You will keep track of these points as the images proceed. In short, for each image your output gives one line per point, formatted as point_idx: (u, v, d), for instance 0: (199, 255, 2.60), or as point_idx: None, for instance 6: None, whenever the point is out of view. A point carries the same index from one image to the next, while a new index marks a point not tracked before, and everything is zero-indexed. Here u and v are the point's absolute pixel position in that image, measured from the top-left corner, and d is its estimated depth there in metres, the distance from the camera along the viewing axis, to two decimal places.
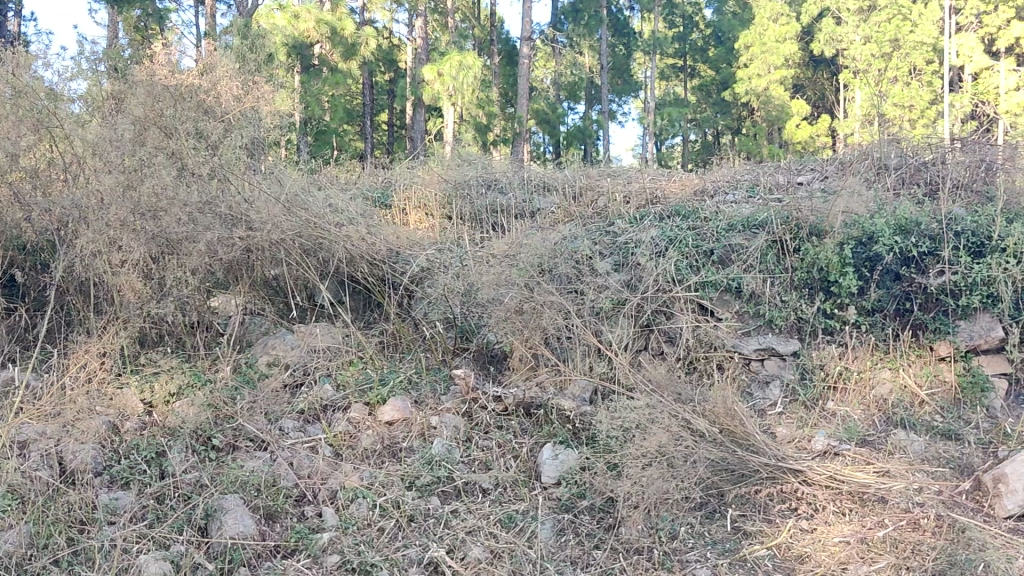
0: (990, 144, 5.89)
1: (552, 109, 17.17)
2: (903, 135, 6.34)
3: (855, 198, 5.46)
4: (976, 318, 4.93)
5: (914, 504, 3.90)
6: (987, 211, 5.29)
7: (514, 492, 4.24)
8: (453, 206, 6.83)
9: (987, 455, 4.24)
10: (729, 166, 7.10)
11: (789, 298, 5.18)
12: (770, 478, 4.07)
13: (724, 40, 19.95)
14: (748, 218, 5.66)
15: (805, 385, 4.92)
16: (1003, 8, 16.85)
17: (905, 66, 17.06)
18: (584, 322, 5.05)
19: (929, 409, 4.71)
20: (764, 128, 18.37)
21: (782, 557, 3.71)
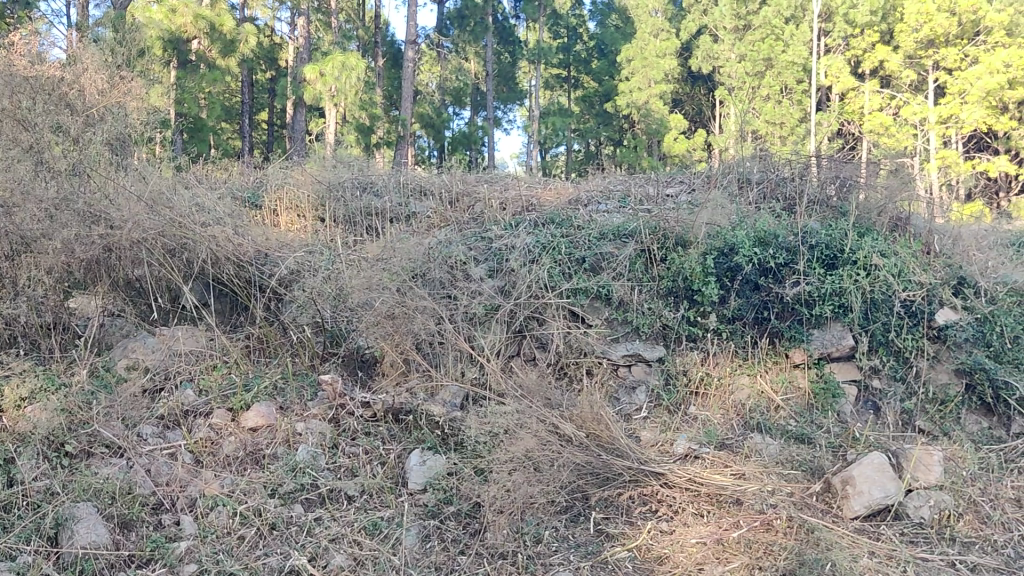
0: (847, 162, 6.16)
1: (437, 114, 17.08)
2: (767, 152, 6.55)
3: (718, 210, 5.63)
4: (828, 327, 5.13)
5: (768, 506, 4.01)
6: (840, 225, 5.53)
7: (379, 499, 4.18)
8: (326, 208, 6.73)
9: (837, 458, 4.37)
10: (603, 176, 7.21)
11: (655, 304, 5.30)
12: (632, 480, 4.16)
13: (607, 53, 20.46)
14: (618, 227, 5.76)
15: (670, 390, 5.02)
16: (869, 33, 17.33)
17: (777, 85, 17.83)
18: (456, 328, 5.02)
19: (784, 413, 4.86)
20: (643, 139, 18.77)
21: (641, 558, 3.77)
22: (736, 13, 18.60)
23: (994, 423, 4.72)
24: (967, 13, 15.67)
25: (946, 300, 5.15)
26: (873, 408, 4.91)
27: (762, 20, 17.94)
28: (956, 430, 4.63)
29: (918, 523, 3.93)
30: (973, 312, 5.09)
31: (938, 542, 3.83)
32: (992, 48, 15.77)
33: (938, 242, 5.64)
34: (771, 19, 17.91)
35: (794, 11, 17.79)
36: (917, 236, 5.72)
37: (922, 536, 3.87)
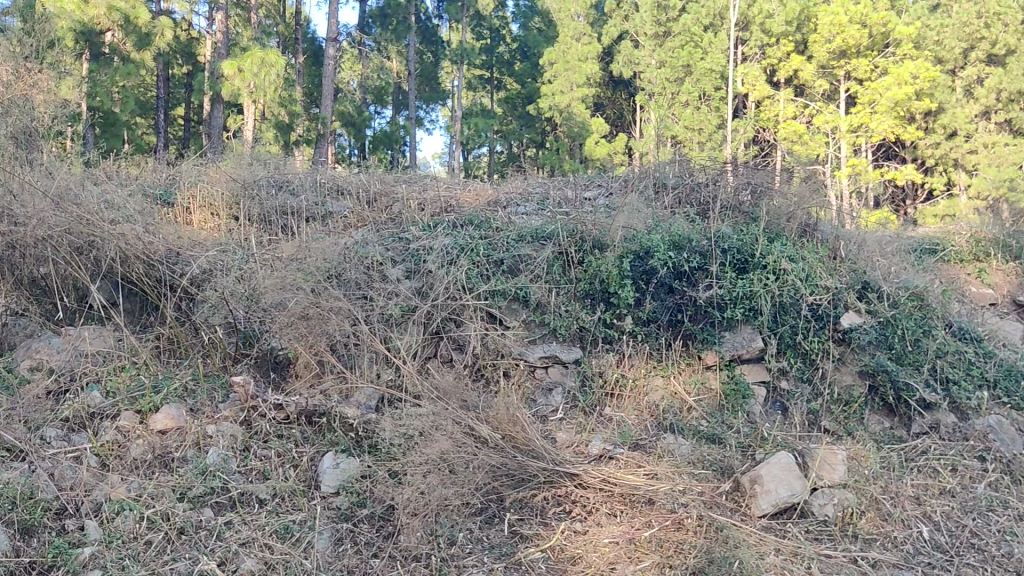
0: (760, 169, 6.28)
1: (358, 112, 16.89)
2: (683, 157, 6.64)
3: (635, 214, 5.69)
4: (738, 330, 5.22)
5: (678, 505, 4.06)
6: (751, 231, 5.65)
7: (291, 503, 4.13)
8: (240, 207, 6.62)
9: (746, 457, 4.44)
10: (523, 178, 7.22)
11: (572, 307, 5.32)
12: (547, 482, 4.18)
13: (530, 56, 20.51)
14: (536, 230, 5.76)
15: (585, 391, 5.03)
16: (784, 43, 17.65)
17: (696, 92, 18.12)
18: (372, 329, 4.99)
19: (696, 413, 4.94)
20: (565, 142, 18.86)
21: (555, 558, 3.80)
22: (656, 20, 18.77)
23: (895, 423, 4.87)
24: (877, 26, 16.27)
25: (850, 304, 5.27)
26: (781, 409, 5.01)
27: (682, 28, 18.19)
28: (860, 430, 4.75)
29: (821, 520, 4.02)
30: (876, 315, 5.22)
31: (841, 539, 3.94)
32: (900, 60, 16.45)
33: (844, 248, 5.77)
34: (690, 27, 18.15)
35: (712, 19, 18.10)
36: (824, 242, 5.84)
37: (826, 533, 3.97)
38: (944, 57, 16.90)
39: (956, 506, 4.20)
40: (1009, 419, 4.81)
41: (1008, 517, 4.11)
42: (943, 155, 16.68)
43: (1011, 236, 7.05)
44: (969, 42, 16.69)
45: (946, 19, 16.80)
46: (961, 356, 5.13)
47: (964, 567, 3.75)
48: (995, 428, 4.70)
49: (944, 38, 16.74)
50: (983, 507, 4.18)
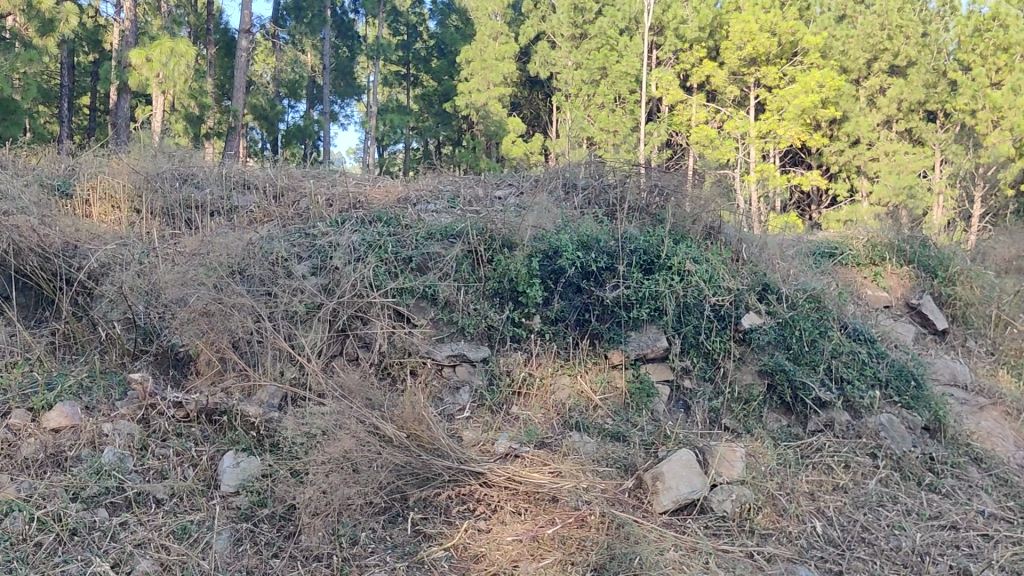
0: (668, 172, 6.35)
1: (270, 105, 16.49)
2: (592, 159, 6.66)
3: (544, 214, 5.69)
4: (644, 330, 5.23)
5: (582, 502, 4.06)
6: (657, 232, 5.72)
7: (190, 502, 4.04)
8: (142, 200, 6.45)
9: (649, 455, 4.48)
10: (435, 175, 7.15)
11: (481, 305, 5.22)
12: (450, 480, 4.10)
13: (447, 53, 20.41)
14: (445, 227, 5.64)
15: (492, 390, 4.96)
16: (696, 49, 17.90)
17: (611, 94, 18.28)
18: (276, 327, 4.91)
19: (602, 412, 4.91)
20: (482, 141, 18.82)
21: (458, 557, 3.75)
22: (573, 21, 18.77)
23: (791, 421, 4.96)
24: (786, 35, 16.75)
25: (751, 305, 5.38)
26: (683, 408, 5.03)
27: (598, 30, 18.32)
28: (758, 428, 4.84)
29: (720, 516, 4.07)
30: (776, 317, 5.34)
31: (738, 535, 4.00)
32: (807, 68, 17.00)
33: (747, 250, 5.89)
34: (606, 30, 18.27)
35: (628, 23, 18.28)
36: (728, 244, 5.94)
37: (725, 528, 4.02)
38: (849, 67, 17.48)
39: (848, 501, 4.32)
40: (899, 418, 4.98)
41: (896, 512, 4.26)
42: (847, 162, 17.36)
43: (907, 240, 7.22)
44: (873, 53, 17.27)
45: (852, 31, 17.41)
46: (855, 356, 5.27)
47: (855, 560, 3.87)
48: (886, 426, 4.85)
49: (850, 48, 17.33)
50: (874, 502, 4.33)
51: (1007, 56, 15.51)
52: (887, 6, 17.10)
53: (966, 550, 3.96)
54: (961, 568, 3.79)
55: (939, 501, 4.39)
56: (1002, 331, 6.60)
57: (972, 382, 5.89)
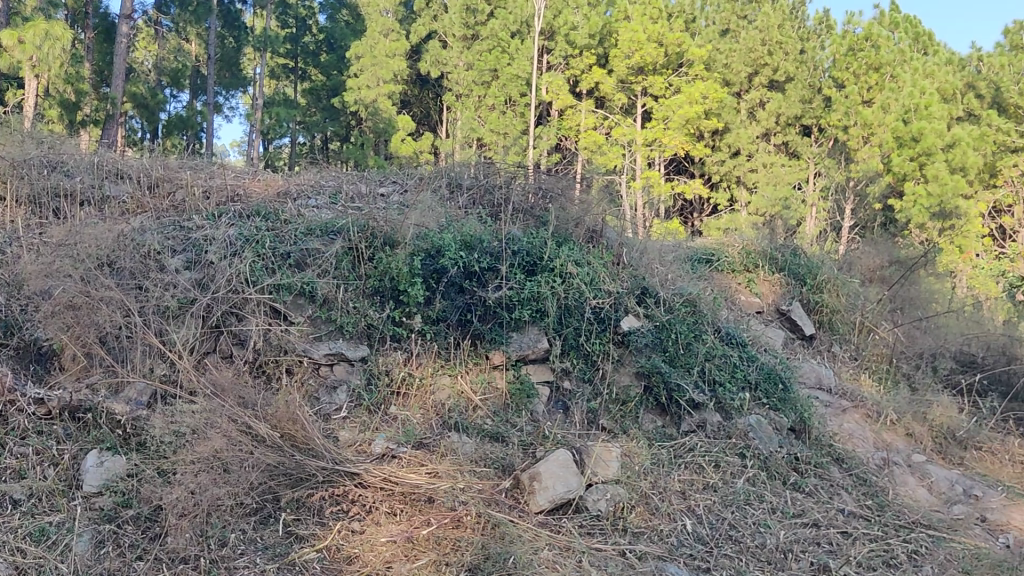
0: (550, 176, 6.38)
1: (151, 94, 15.81)
2: (476, 160, 6.63)
3: (427, 213, 5.54)
4: (525, 330, 5.17)
5: (458, 502, 4.03)
6: (541, 234, 5.70)
7: (49, 503, 3.86)
8: (6, 187, 6.14)
9: (527, 455, 4.47)
10: (318, 170, 7.03)
11: (360, 303, 5.08)
12: (325, 481, 4.03)
13: (337, 48, 20.11)
14: (326, 223, 5.55)
15: (371, 390, 4.82)
16: (587, 55, 17.97)
17: (501, 96, 18.42)
18: (146, 322, 4.73)
19: (482, 413, 4.83)
20: (370, 138, 18.61)
21: (331, 558, 3.69)
22: (465, 23, 18.83)
23: (666, 421, 5.05)
24: (672, 46, 17.29)
25: (630, 308, 5.45)
26: (562, 408, 5.03)
27: (490, 32, 18.27)
28: (635, 428, 4.89)
29: (595, 515, 4.13)
30: (652, 320, 5.44)
31: (611, 533, 4.05)
32: (692, 80, 17.52)
33: (628, 254, 5.98)
34: (497, 32, 18.36)
35: (520, 26, 18.37)
36: (609, 247, 6.01)
37: (598, 527, 4.07)
38: (731, 80, 17.98)
39: (717, 500, 4.44)
40: (768, 419, 5.16)
41: (762, 510, 4.40)
42: (727, 172, 17.93)
43: (779, 248, 7.47)
44: (753, 67, 17.73)
45: (735, 45, 17.91)
46: (727, 359, 5.42)
47: (722, 557, 3.97)
48: (755, 427, 5.00)
49: (732, 62, 17.81)
50: (741, 500, 4.45)
51: (877, 76, 16.43)
52: (767, 22, 17.51)
53: (826, 546, 4.12)
54: (821, 565, 3.93)
55: (802, 500, 4.55)
56: (865, 337, 6.95)
57: (836, 386, 6.17)
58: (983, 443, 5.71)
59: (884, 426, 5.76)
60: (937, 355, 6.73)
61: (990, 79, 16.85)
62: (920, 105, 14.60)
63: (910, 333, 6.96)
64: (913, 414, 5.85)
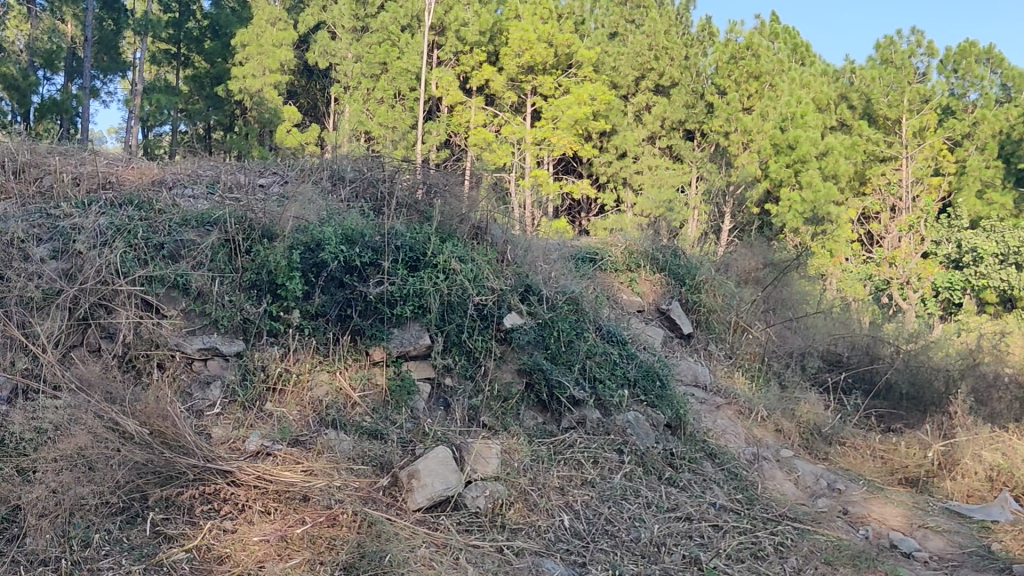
0: (436, 172, 6.30)
1: (22, 76, 15.08)
2: (360, 154, 6.52)
3: (308, 206, 5.40)
4: (406, 326, 5.07)
5: (334, 501, 3.96)
6: (425, 229, 5.49)
7: None
8: None
9: (406, 453, 4.41)
10: (194, 160, 6.81)
11: (236, 297, 4.87)
12: (195, 479, 3.90)
13: (221, 36, 19.57)
14: (203, 214, 5.32)
15: (245, 385, 4.69)
16: (477, 52, 17.97)
17: (390, 90, 18.13)
18: (8, 315, 4.53)
19: (360, 410, 4.75)
20: (255, 128, 18.19)
21: (200, 558, 3.56)
22: (354, 15, 19.02)
23: (547, 418, 5.09)
24: (562, 46, 17.58)
25: (513, 305, 5.40)
26: (443, 405, 4.96)
27: (380, 24, 18.26)
28: (515, 425, 4.88)
29: (473, 512, 4.11)
30: (535, 317, 5.43)
31: (489, 530, 4.05)
32: (581, 81, 17.74)
33: (511, 252, 5.94)
34: (388, 26, 18.25)
35: (410, 21, 18.29)
36: (493, 245, 5.94)
37: (476, 524, 4.06)
38: (619, 82, 18.24)
39: (594, 495, 4.49)
40: (645, 416, 5.25)
41: (638, 505, 4.48)
42: (614, 174, 17.98)
43: (659, 249, 7.62)
44: (640, 70, 18.14)
45: (623, 49, 18.21)
46: (607, 356, 5.51)
47: (598, 551, 4.02)
48: (633, 423, 5.10)
49: (620, 64, 18.09)
50: (618, 496, 4.52)
51: (757, 84, 16.92)
52: (654, 27, 18.02)
53: (698, 540, 4.23)
54: (693, 557, 4.03)
55: (676, 494, 4.67)
56: (739, 337, 7.15)
57: (711, 383, 6.34)
58: (846, 439, 5.98)
59: (755, 422, 5.95)
60: (806, 354, 7.00)
61: (862, 91, 17.59)
62: (795, 114, 15.32)
63: (782, 332, 7.24)
64: (782, 411, 6.06)
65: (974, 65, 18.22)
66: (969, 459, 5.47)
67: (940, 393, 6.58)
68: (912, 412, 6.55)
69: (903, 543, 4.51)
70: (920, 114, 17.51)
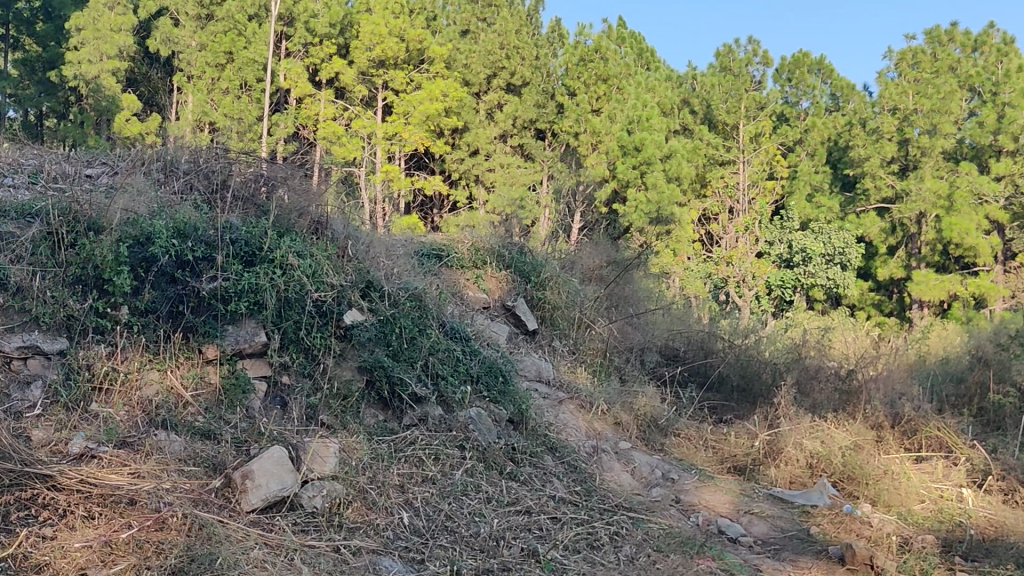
0: (274, 165, 6.17)
1: None
2: (196, 146, 6.29)
3: (136, 199, 5.18)
4: (241, 323, 4.92)
5: (163, 504, 3.82)
6: (261, 223, 5.35)
7: None
8: None
9: (240, 453, 4.30)
10: (16, 147, 6.42)
11: (59, 293, 4.62)
12: (12, 484, 3.66)
13: (54, 18, 18.51)
14: (24, 205, 5.04)
15: (69, 385, 4.44)
16: (327, 45, 17.69)
17: (237, 80, 17.67)
18: None
19: (192, 410, 4.59)
20: (92, 116, 17.27)
21: (16, 568, 3.35)
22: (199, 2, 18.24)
23: (388, 416, 5.05)
24: (414, 42, 17.53)
25: (353, 301, 5.33)
26: (280, 403, 4.85)
27: (226, 13, 17.76)
28: (355, 423, 4.82)
29: (310, 512, 4.06)
30: (376, 314, 5.38)
31: (326, 530, 4.01)
32: (432, 77, 17.75)
33: (353, 247, 5.82)
34: (234, 14, 17.72)
35: (258, 10, 17.97)
36: (334, 240, 5.81)
37: (312, 524, 4.01)
38: (470, 80, 18.25)
39: (434, 492, 4.49)
40: (487, 411, 5.31)
41: (477, 500, 4.52)
42: (466, 171, 18.14)
43: (505, 246, 7.67)
44: (491, 69, 18.23)
45: (474, 47, 18.24)
46: (450, 353, 5.52)
47: (436, 547, 4.04)
48: (475, 420, 5.14)
49: (471, 62, 18.11)
50: (459, 491, 4.54)
51: (605, 87, 17.73)
52: (505, 27, 18.15)
53: (536, 532, 4.31)
54: (530, 549, 4.11)
55: (517, 488, 4.73)
56: (583, 333, 7.29)
57: (554, 378, 6.46)
58: (681, 430, 6.23)
59: (595, 415, 6.10)
60: (645, 349, 7.28)
61: (702, 97, 18.54)
62: (642, 117, 15.89)
63: (624, 329, 7.48)
64: (621, 404, 6.25)
65: (806, 74, 19.32)
66: (792, 447, 5.77)
67: (767, 384, 6.95)
68: (742, 403, 6.86)
69: (729, 529, 4.74)
70: (756, 120, 18.45)
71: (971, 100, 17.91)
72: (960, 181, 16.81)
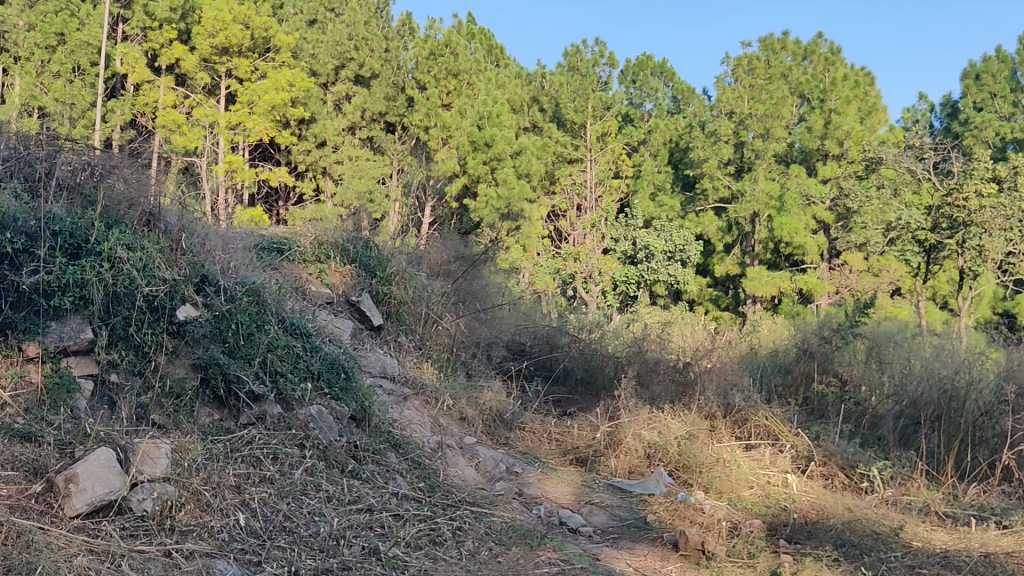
0: (101, 153, 5.86)
1: None
2: (15, 132, 5.90)
3: None
4: (66, 319, 4.68)
5: None
6: (87, 215, 5.11)
7: None
8: None
9: (63, 456, 4.07)
10: None
11: None
12: None
13: None
14: None
15: None
16: (167, 29, 17.03)
17: (69, 63, 16.79)
18: None
19: (10, 411, 4.29)
20: None
21: None
22: None
23: (223, 415, 4.88)
24: (259, 29, 17.01)
25: (187, 297, 5.13)
26: (108, 403, 4.60)
27: None
28: (188, 422, 4.64)
29: (138, 516, 3.90)
30: (211, 309, 5.19)
31: (156, 534, 3.85)
32: (278, 66, 17.39)
33: (188, 240, 5.61)
34: None
35: None
36: (167, 232, 5.59)
37: (142, 529, 3.85)
38: (318, 70, 17.95)
39: (272, 492, 4.39)
40: (328, 409, 5.25)
41: (317, 499, 4.44)
42: (313, 163, 17.76)
43: (349, 240, 7.55)
44: (339, 60, 18.00)
45: (323, 36, 18.06)
46: (290, 349, 5.41)
47: (274, 549, 3.96)
48: (315, 418, 5.07)
49: (319, 52, 17.90)
50: (298, 491, 4.46)
51: (456, 82, 17.77)
52: (354, 18, 18.09)
53: (378, 530, 4.28)
54: (371, 548, 4.08)
55: (359, 486, 4.69)
56: (429, 328, 7.28)
57: (398, 374, 6.42)
58: (525, 423, 6.34)
59: (440, 410, 6.11)
60: (492, 344, 7.38)
61: (551, 95, 18.78)
62: (492, 113, 16.03)
63: (471, 324, 7.59)
64: (467, 399, 6.29)
65: (649, 77, 20.12)
66: (631, 438, 5.95)
67: (610, 377, 7.20)
68: (585, 396, 7.05)
69: (570, 519, 4.84)
70: (602, 120, 18.93)
71: (801, 106, 18.74)
72: (790, 183, 17.64)
